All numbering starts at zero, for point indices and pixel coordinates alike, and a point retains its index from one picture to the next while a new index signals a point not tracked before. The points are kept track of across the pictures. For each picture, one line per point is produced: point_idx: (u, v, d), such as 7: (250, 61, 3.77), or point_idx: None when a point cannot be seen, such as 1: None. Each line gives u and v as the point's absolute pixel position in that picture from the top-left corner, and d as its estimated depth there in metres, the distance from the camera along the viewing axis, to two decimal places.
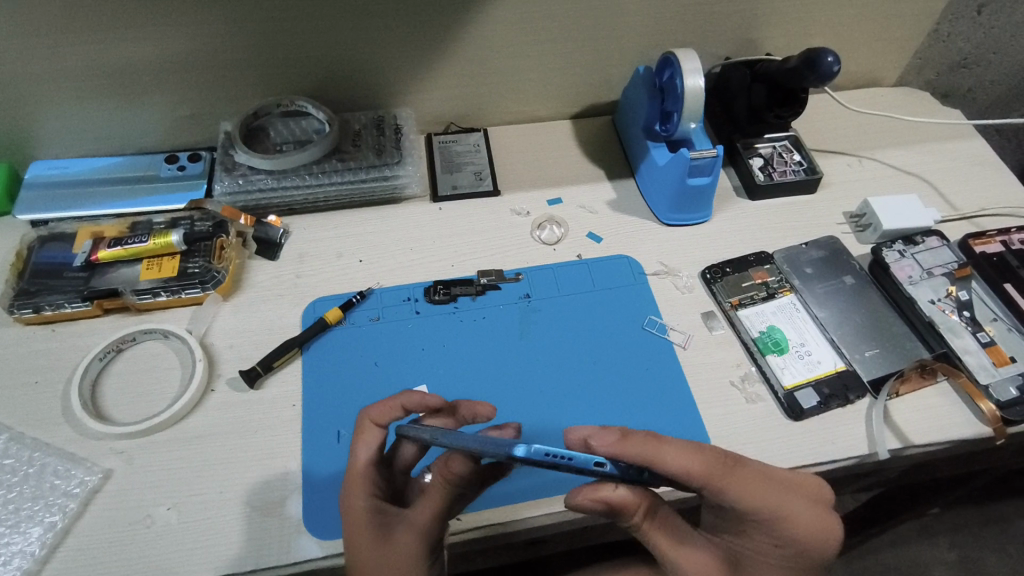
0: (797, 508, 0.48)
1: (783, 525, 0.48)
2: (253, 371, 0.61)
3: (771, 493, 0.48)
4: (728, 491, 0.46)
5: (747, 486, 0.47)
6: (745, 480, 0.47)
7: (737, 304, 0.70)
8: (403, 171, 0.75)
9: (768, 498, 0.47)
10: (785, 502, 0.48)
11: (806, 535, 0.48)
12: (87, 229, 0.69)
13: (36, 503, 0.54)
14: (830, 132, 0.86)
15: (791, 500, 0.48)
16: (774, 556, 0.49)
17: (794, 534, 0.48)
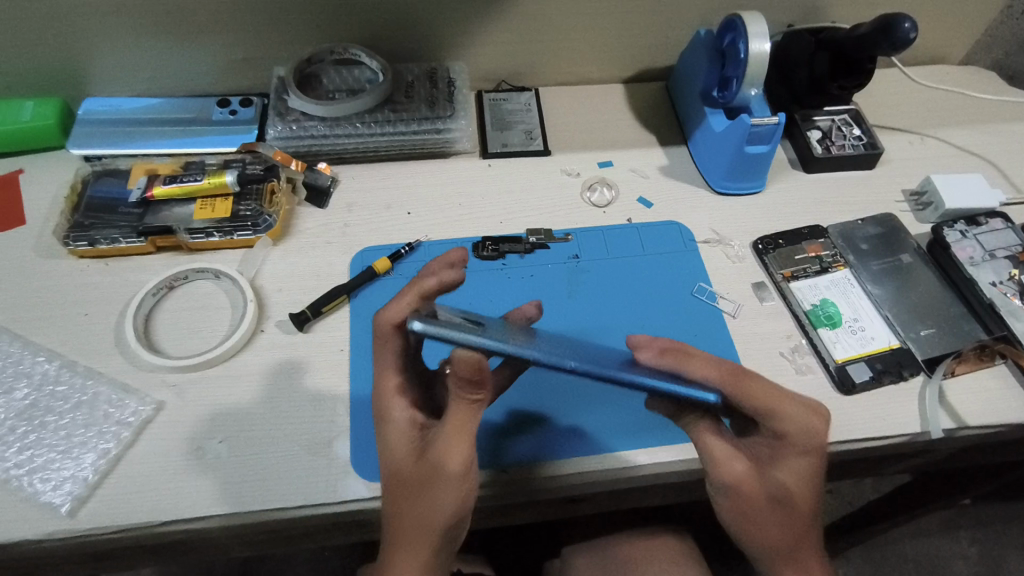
0: (792, 407, 0.48)
1: (781, 423, 0.48)
2: (303, 315, 0.61)
3: (776, 397, 0.47)
4: (740, 396, 0.47)
5: (756, 389, 0.47)
6: (756, 386, 0.47)
7: (789, 276, 0.68)
8: (455, 124, 0.74)
9: (771, 404, 0.47)
10: (784, 404, 0.47)
11: (807, 440, 0.48)
12: (141, 166, 0.69)
13: (89, 430, 0.55)
14: (891, 108, 0.83)
15: (789, 400, 0.48)
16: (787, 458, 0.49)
17: (792, 435, 0.48)
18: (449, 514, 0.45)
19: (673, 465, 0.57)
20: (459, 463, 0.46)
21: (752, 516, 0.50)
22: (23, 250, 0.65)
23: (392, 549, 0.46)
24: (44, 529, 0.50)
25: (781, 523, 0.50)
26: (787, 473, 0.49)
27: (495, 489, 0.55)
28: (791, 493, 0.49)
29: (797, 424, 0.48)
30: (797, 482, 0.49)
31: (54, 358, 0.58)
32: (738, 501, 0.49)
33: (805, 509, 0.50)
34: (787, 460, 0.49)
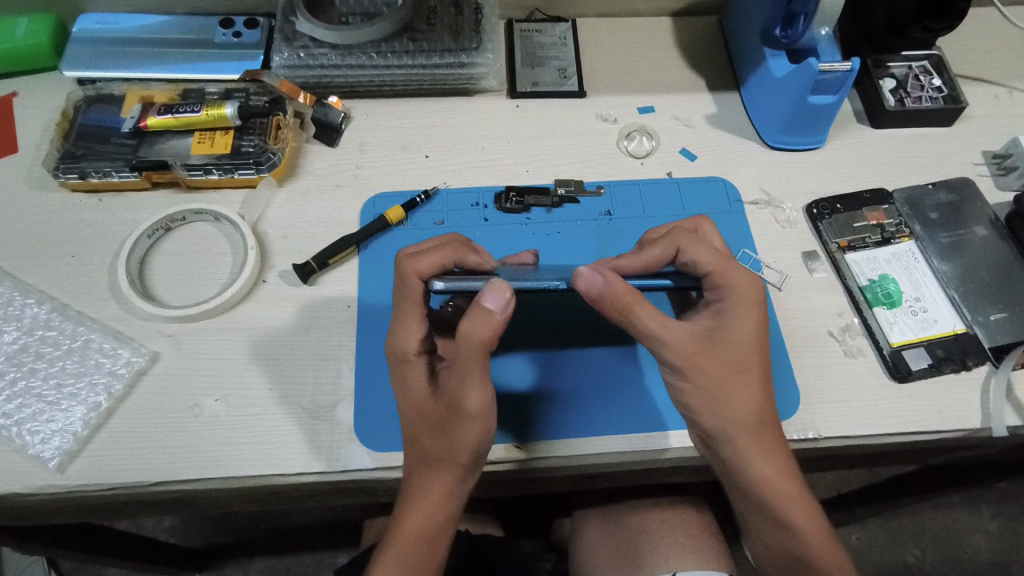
0: (735, 268, 0.49)
1: (725, 279, 0.48)
2: (308, 266, 0.56)
3: (718, 254, 0.49)
4: (687, 254, 0.49)
5: (701, 248, 0.49)
6: (700, 245, 0.49)
7: (846, 246, 0.61)
8: (481, 58, 0.66)
9: (712, 260, 0.48)
10: (727, 265, 0.49)
11: (751, 297, 0.48)
12: (136, 93, 0.63)
13: (79, 381, 0.52)
14: (979, 56, 0.73)
15: (731, 261, 0.49)
16: (739, 325, 0.48)
17: (738, 290, 0.48)
18: (475, 448, 0.45)
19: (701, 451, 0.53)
20: (479, 403, 0.44)
21: (715, 384, 0.47)
22: (12, 181, 0.60)
23: (419, 473, 0.46)
24: (35, 482, 0.48)
25: (745, 390, 0.47)
26: (740, 332, 0.48)
27: (507, 464, 0.52)
28: (744, 351, 0.47)
29: (740, 283, 0.48)
30: (748, 343, 0.48)
31: (44, 302, 0.55)
32: (696, 368, 0.46)
33: (760, 370, 0.48)
34: (738, 318, 0.48)
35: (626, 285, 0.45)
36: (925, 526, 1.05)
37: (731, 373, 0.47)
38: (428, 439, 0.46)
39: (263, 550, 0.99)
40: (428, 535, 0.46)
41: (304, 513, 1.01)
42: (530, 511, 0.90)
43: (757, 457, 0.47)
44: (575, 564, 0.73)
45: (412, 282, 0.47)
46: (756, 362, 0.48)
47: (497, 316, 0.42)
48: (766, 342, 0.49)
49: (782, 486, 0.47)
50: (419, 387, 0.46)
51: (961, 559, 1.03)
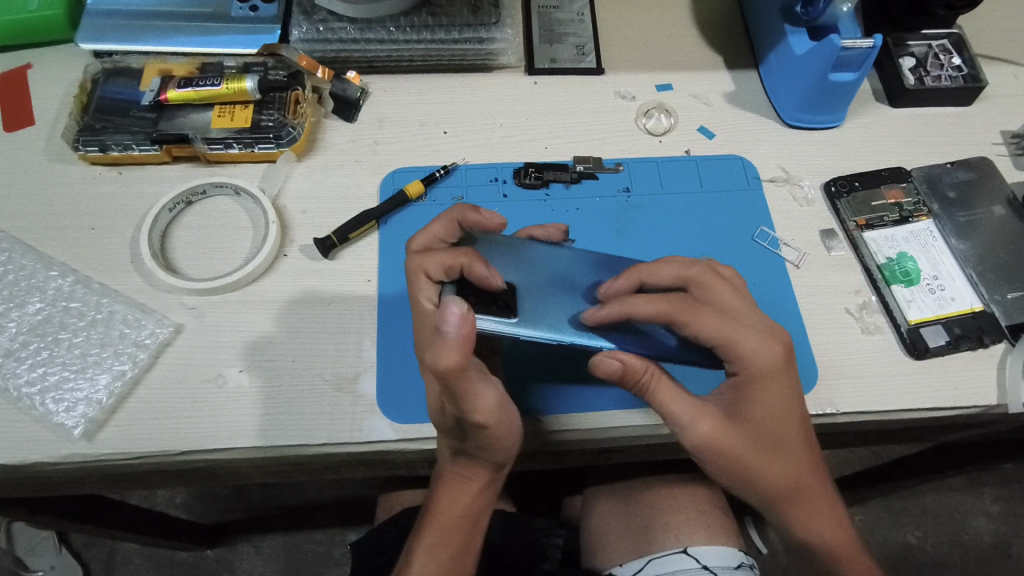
0: (746, 338, 0.47)
1: (739, 352, 0.47)
2: (328, 241, 0.56)
3: (731, 324, 0.47)
4: (694, 327, 0.46)
5: (707, 321, 0.46)
6: (707, 316, 0.46)
7: (864, 224, 0.61)
8: (500, 34, 0.65)
9: (725, 334, 0.46)
10: (739, 336, 0.47)
11: (765, 367, 0.47)
12: (154, 66, 0.63)
13: (104, 350, 0.52)
14: (999, 35, 0.73)
15: (743, 330, 0.47)
16: (760, 400, 0.47)
17: (755, 366, 0.47)
18: (499, 450, 0.45)
19: None
20: (485, 415, 0.42)
21: (749, 469, 0.48)
22: (32, 153, 0.60)
23: (451, 474, 0.48)
24: (62, 450, 0.48)
25: (781, 467, 0.48)
26: (765, 409, 0.47)
27: (526, 437, 0.53)
28: (773, 430, 0.47)
29: (757, 358, 0.47)
30: (779, 419, 0.48)
31: (67, 273, 0.55)
32: (729, 459, 0.47)
33: (789, 444, 0.48)
34: (760, 396, 0.47)
35: (641, 376, 0.45)
36: (927, 509, 1.06)
37: (758, 455, 0.47)
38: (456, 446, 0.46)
39: (274, 526, 1.00)
40: (458, 534, 0.48)
41: (314, 491, 1.02)
42: (539, 489, 0.91)
43: (800, 519, 0.50)
44: (588, 540, 0.74)
45: (421, 283, 0.47)
46: (787, 438, 0.48)
47: (454, 337, 0.40)
48: (792, 406, 0.48)
49: (830, 541, 0.51)
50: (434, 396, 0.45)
51: (962, 542, 1.04)
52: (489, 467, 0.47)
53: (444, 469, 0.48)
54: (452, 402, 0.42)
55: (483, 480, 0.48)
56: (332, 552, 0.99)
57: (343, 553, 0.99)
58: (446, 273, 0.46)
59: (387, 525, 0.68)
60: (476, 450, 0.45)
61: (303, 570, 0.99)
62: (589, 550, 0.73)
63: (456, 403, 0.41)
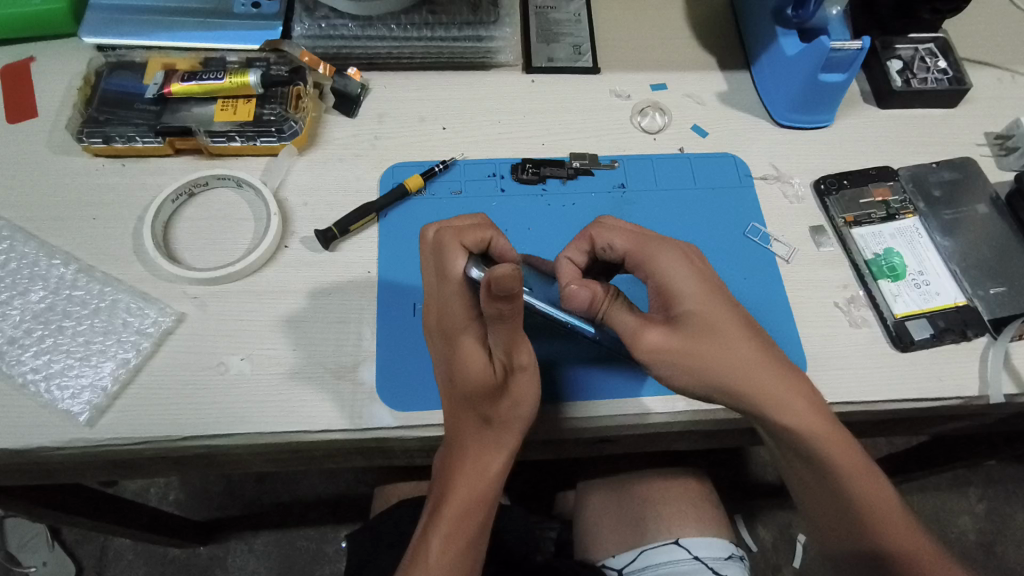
0: (651, 242, 0.51)
1: (646, 258, 0.50)
2: (329, 232, 0.57)
3: (645, 238, 0.51)
4: (603, 241, 0.51)
5: (616, 233, 0.51)
6: (614, 232, 0.51)
7: (852, 221, 0.63)
8: (499, 33, 0.67)
9: (641, 244, 0.51)
10: (644, 244, 0.51)
11: (680, 266, 0.50)
12: (158, 62, 0.64)
13: (107, 338, 0.53)
14: (984, 39, 0.74)
15: (645, 237, 0.51)
16: (685, 297, 0.49)
17: (664, 266, 0.50)
18: (527, 412, 0.48)
19: (710, 415, 0.55)
20: (527, 355, 0.48)
21: (702, 363, 0.48)
22: (35, 146, 0.61)
23: (469, 455, 0.49)
24: (66, 436, 0.49)
25: (736, 358, 0.48)
26: (696, 301, 0.49)
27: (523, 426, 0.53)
28: (712, 322, 0.49)
29: (665, 256, 0.50)
30: (715, 311, 0.49)
31: (70, 262, 0.56)
32: (681, 356, 0.48)
33: (730, 332, 0.49)
34: (688, 290, 0.49)
35: (602, 294, 0.48)
36: (914, 507, 1.07)
37: (699, 349, 0.48)
38: (486, 413, 0.47)
39: (267, 523, 1.01)
40: (476, 516, 0.48)
41: (308, 488, 1.02)
42: (532, 484, 0.92)
43: (776, 414, 0.48)
44: (581, 532, 0.74)
45: (455, 253, 0.46)
46: (722, 325, 0.49)
47: (515, 291, 0.38)
48: (719, 299, 0.50)
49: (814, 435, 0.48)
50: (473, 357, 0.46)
51: (948, 538, 1.06)
52: (515, 440, 0.49)
53: (463, 448, 0.49)
54: (500, 347, 0.46)
55: (504, 457, 0.49)
56: (325, 549, 1.00)
57: (336, 550, 1.00)
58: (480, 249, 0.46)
59: (383, 517, 0.68)
60: (509, 412, 0.48)
61: (296, 566, 0.99)
62: (582, 542, 0.74)
63: (510, 346, 0.46)
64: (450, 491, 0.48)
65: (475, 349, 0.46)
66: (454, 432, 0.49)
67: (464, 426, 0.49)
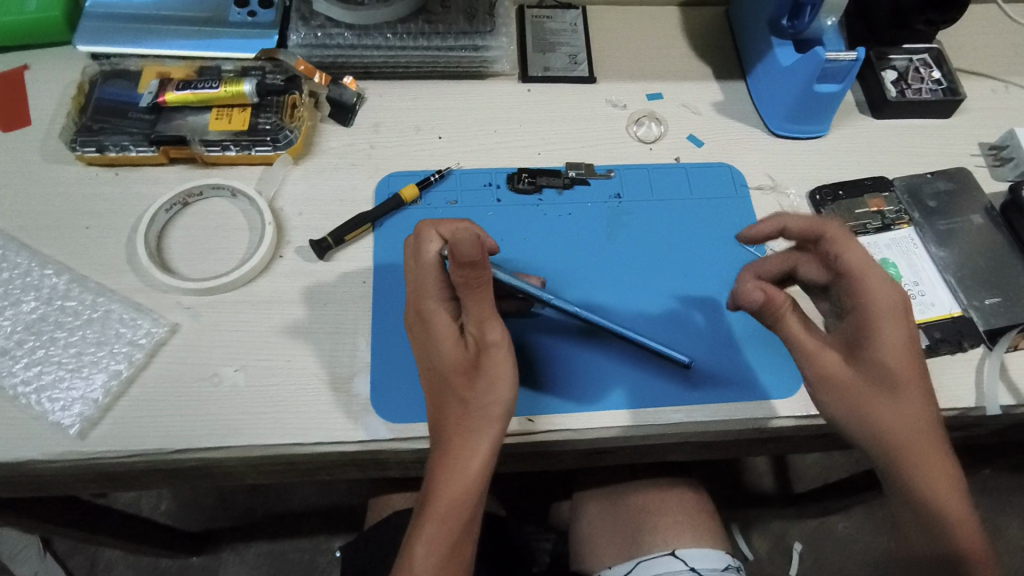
0: (879, 280, 0.49)
1: (872, 294, 0.48)
2: (324, 243, 0.57)
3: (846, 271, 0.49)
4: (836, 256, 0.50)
5: (853, 256, 0.49)
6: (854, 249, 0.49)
7: (848, 232, 0.63)
8: (495, 42, 0.67)
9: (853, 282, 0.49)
10: (881, 284, 0.49)
11: (897, 309, 0.48)
12: (152, 70, 0.63)
13: (100, 350, 0.52)
14: (978, 50, 0.75)
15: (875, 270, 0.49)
16: (903, 340, 0.48)
17: (880, 305, 0.48)
18: (504, 393, 0.47)
19: (706, 427, 0.55)
20: (498, 332, 0.48)
21: (866, 406, 0.48)
22: (28, 155, 0.61)
23: (452, 444, 0.46)
24: (58, 448, 0.49)
25: (912, 401, 0.47)
26: (900, 350, 0.47)
27: (519, 437, 0.53)
28: (897, 374, 0.47)
29: (885, 291, 0.48)
30: (906, 359, 0.47)
31: (63, 272, 0.55)
32: (850, 394, 0.48)
33: (909, 386, 0.47)
34: (896, 337, 0.47)
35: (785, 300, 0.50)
36: None
37: (871, 394, 0.48)
38: (463, 397, 0.47)
39: (260, 533, 1.00)
40: (463, 512, 0.45)
41: (302, 497, 1.02)
42: (527, 493, 0.92)
43: (912, 471, 0.47)
44: (576, 543, 0.74)
45: (428, 236, 0.49)
46: (908, 379, 0.47)
47: (479, 258, 0.44)
48: (913, 348, 0.48)
49: (940, 495, 0.47)
50: (447, 336, 0.48)
51: None
52: (497, 425, 0.46)
53: (444, 438, 0.46)
54: (472, 321, 0.48)
55: (486, 446, 0.46)
56: (318, 559, 0.99)
57: (329, 560, 0.99)
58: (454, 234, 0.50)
59: (377, 528, 0.68)
60: (486, 394, 0.47)
61: None
62: (578, 552, 0.74)
63: (481, 320, 0.48)
64: (434, 486, 0.45)
65: (447, 326, 0.48)
66: (437, 425, 0.47)
67: (445, 416, 0.47)
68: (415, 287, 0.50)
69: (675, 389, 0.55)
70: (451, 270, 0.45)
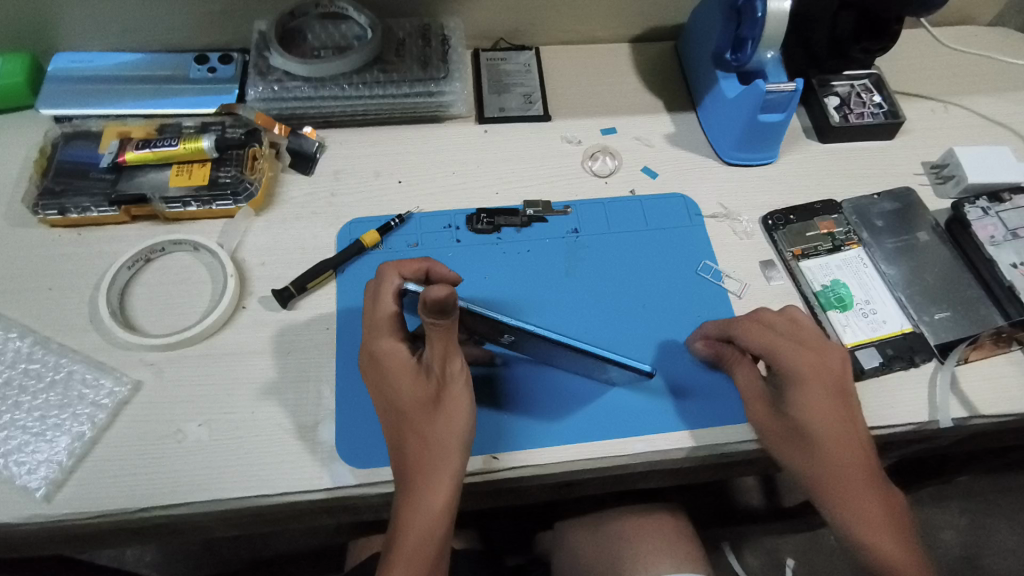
0: (788, 347, 0.51)
1: (779, 358, 0.51)
2: (286, 291, 0.58)
3: (769, 332, 0.53)
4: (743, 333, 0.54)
5: (757, 330, 0.53)
6: (754, 327, 0.53)
7: (800, 254, 0.65)
8: (450, 87, 0.69)
9: (769, 342, 0.52)
10: (789, 348, 0.51)
11: (806, 370, 0.50)
12: (113, 129, 0.65)
13: (63, 412, 0.53)
14: (916, 73, 0.78)
15: (784, 339, 0.52)
16: (816, 397, 0.50)
17: (789, 370, 0.51)
18: (463, 426, 0.48)
19: (670, 455, 0.56)
20: (457, 367, 0.49)
21: (788, 453, 0.51)
22: None
23: (413, 480, 0.46)
24: (22, 513, 0.48)
25: (832, 452, 0.49)
26: (813, 408, 0.50)
27: (485, 476, 0.54)
28: (809, 430, 0.50)
29: (792, 355, 0.51)
30: (819, 416, 0.50)
31: (26, 335, 0.56)
32: (773, 440, 0.52)
33: (823, 441, 0.49)
34: (808, 399, 0.50)
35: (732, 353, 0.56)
36: None
37: (792, 447, 0.51)
38: (421, 432, 0.47)
39: None
40: (429, 550, 0.45)
41: (286, 542, 1.00)
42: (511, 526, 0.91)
43: (842, 522, 0.49)
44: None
45: (390, 277, 0.51)
46: (822, 435, 0.49)
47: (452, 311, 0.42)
48: (830, 402, 0.50)
49: (877, 548, 0.48)
50: (405, 375, 0.48)
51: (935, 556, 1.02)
52: (456, 459, 0.47)
53: (407, 478, 0.47)
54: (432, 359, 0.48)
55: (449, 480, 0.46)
56: None
57: None
58: (415, 274, 0.52)
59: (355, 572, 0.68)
60: (444, 429, 0.47)
61: None
62: None
63: (443, 358, 0.47)
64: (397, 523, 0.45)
65: (405, 364, 0.48)
66: (399, 464, 0.47)
67: (405, 453, 0.47)
68: (371, 328, 0.50)
69: (639, 420, 0.56)
70: (422, 317, 0.43)
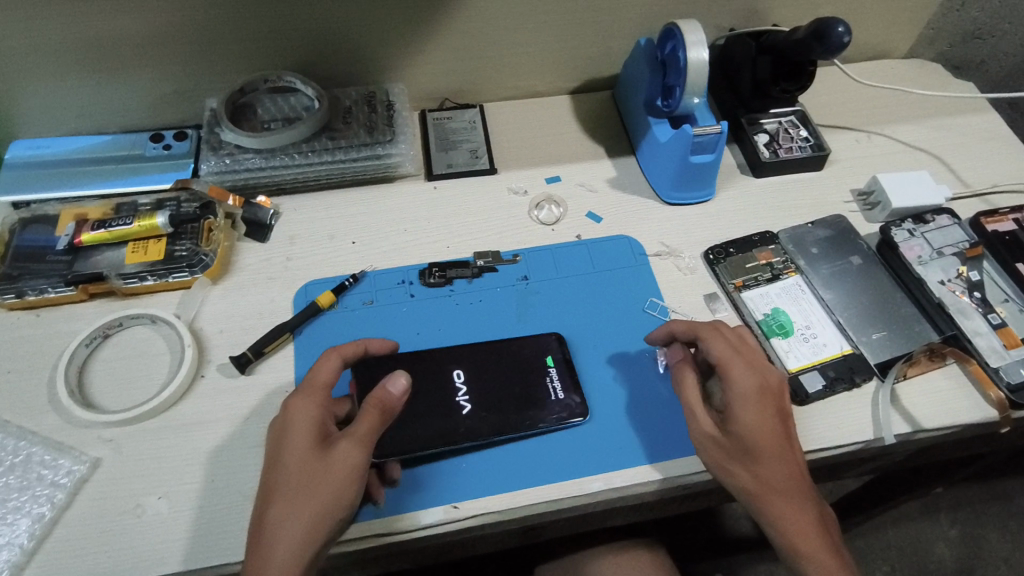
0: (739, 366, 0.54)
1: (731, 374, 0.54)
2: (243, 357, 0.59)
3: (729, 348, 0.55)
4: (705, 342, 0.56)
5: (716, 345, 0.55)
6: (718, 339, 0.56)
7: (741, 285, 0.68)
8: (396, 149, 0.72)
9: (727, 355, 0.55)
10: (742, 365, 0.54)
11: (753, 386, 0.53)
12: (70, 211, 0.67)
13: (21, 495, 0.53)
14: (838, 106, 0.83)
15: (737, 357, 0.54)
16: (763, 412, 0.52)
17: (738, 387, 0.53)
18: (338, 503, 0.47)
19: (628, 492, 0.57)
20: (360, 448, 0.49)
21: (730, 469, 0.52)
22: None
23: (284, 543, 0.45)
24: None
25: (775, 465, 0.51)
26: (760, 423, 0.52)
27: (445, 527, 0.54)
28: (756, 445, 0.51)
29: (742, 371, 0.53)
30: (765, 431, 0.51)
31: None
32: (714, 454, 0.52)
33: (770, 456, 0.51)
34: (754, 414, 0.52)
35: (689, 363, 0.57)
36: (890, 544, 1.04)
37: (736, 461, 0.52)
38: (290, 494, 0.46)
39: None
40: None
41: None
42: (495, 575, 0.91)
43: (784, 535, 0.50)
44: None
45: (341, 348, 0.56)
46: (768, 451, 0.51)
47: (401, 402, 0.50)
48: (775, 418, 0.52)
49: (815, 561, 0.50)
50: (306, 434, 0.49)
51: (925, 569, 1.02)
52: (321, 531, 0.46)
53: (272, 533, 0.45)
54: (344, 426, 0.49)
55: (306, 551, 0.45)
56: None
57: None
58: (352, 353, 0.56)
59: None
60: (315, 498, 0.46)
61: None
62: None
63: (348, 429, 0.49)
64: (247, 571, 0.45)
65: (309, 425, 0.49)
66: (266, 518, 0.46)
67: (274, 510, 0.46)
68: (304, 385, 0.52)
69: (595, 458, 0.57)
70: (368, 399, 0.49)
